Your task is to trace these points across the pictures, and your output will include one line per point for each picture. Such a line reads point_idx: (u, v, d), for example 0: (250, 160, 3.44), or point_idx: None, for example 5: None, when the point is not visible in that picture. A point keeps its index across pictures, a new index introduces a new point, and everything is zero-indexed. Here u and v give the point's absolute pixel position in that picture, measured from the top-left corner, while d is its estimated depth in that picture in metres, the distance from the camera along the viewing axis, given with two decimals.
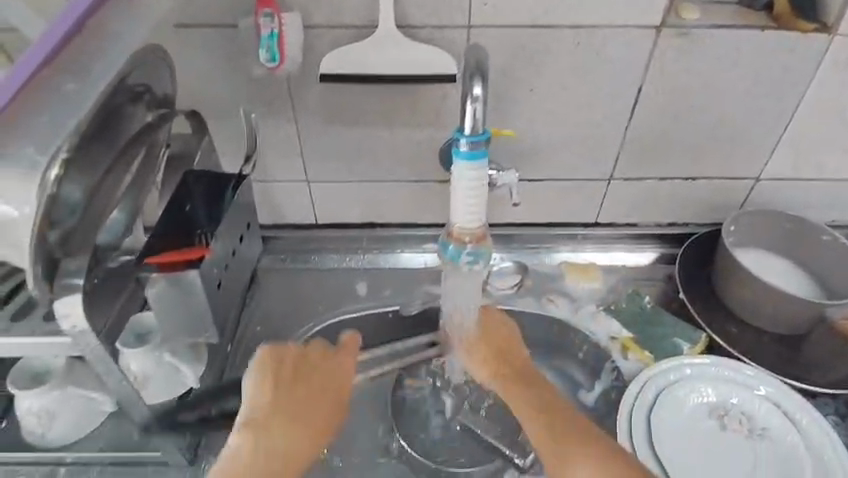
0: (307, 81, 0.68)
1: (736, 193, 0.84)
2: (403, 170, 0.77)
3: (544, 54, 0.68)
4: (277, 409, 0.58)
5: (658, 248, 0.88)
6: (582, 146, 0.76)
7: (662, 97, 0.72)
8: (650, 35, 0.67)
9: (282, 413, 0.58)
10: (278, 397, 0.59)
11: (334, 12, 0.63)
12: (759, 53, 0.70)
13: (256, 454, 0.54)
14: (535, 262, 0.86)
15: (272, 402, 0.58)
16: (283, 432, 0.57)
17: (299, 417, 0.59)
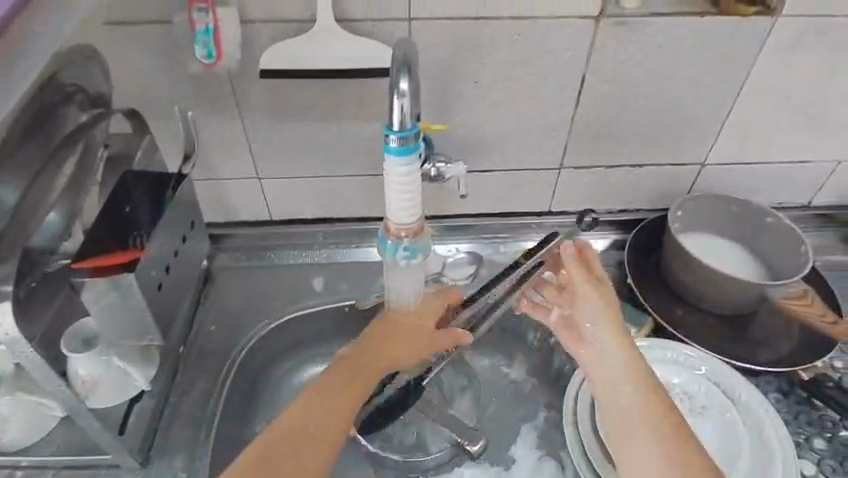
0: (249, 77, 0.67)
1: (684, 178, 0.86)
2: (354, 164, 0.77)
3: (487, 45, 0.68)
4: (372, 351, 0.64)
5: (611, 235, 0.90)
6: (529, 136, 0.77)
7: (606, 86, 0.73)
8: (591, 25, 0.68)
9: (377, 349, 0.65)
10: (377, 344, 0.65)
11: (270, 6, 0.62)
12: (699, 40, 0.71)
13: (347, 374, 0.62)
14: (491, 252, 0.87)
15: (371, 339, 0.65)
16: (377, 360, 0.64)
17: (395, 355, 0.65)
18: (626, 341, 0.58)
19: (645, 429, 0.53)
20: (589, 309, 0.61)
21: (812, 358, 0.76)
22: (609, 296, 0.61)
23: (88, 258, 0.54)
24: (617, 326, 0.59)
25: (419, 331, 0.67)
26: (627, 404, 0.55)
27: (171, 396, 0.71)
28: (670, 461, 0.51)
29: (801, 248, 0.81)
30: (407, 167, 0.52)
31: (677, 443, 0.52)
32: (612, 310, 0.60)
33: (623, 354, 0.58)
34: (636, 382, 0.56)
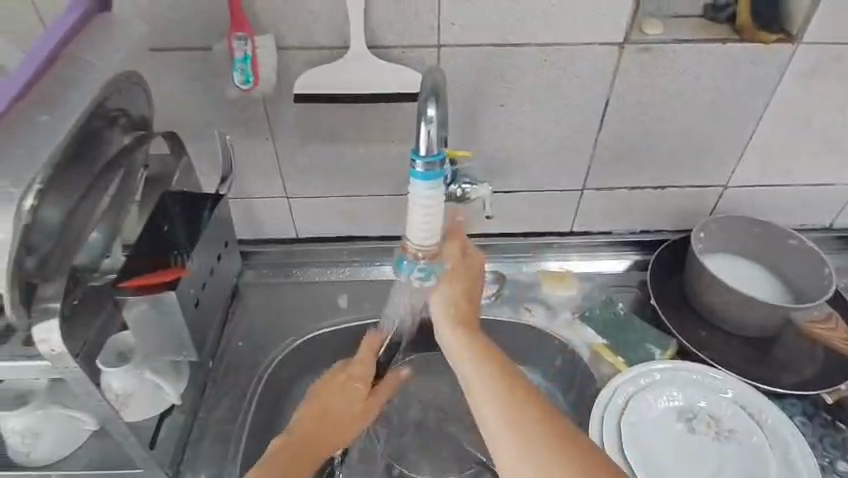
0: (282, 101, 0.69)
1: (705, 200, 0.87)
2: (380, 184, 0.79)
3: (512, 70, 0.69)
4: (324, 412, 0.68)
5: (634, 255, 0.90)
6: (553, 158, 0.78)
7: (629, 109, 0.75)
8: (615, 51, 0.69)
9: (336, 413, 0.69)
10: (338, 403, 0.70)
11: (305, 34, 0.64)
12: (721, 66, 0.72)
13: (315, 425, 0.67)
14: (513, 271, 0.88)
15: (333, 397, 0.69)
16: (337, 421, 0.69)
17: (346, 414, 0.70)
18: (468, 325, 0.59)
19: (485, 403, 0.52)
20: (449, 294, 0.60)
21: (836, 382, 0.75)
22: (471, 274, 0.62)
23: (132, 276, 0.57)
24: (462, 313, 0.60)
25: (360, 389, 0.72)
26: (475, 383, 0.54)
27: (200, 410, 0.72)
28: (513, 430, 0.50)
29: (825, 270, 0.80)
30: (431, 192, 0.53)
31: (524, 423, 0.50)
32: (461, 297, 0.60)
33: (461, 338, 0.57)
34: (476, 362, 0.55)
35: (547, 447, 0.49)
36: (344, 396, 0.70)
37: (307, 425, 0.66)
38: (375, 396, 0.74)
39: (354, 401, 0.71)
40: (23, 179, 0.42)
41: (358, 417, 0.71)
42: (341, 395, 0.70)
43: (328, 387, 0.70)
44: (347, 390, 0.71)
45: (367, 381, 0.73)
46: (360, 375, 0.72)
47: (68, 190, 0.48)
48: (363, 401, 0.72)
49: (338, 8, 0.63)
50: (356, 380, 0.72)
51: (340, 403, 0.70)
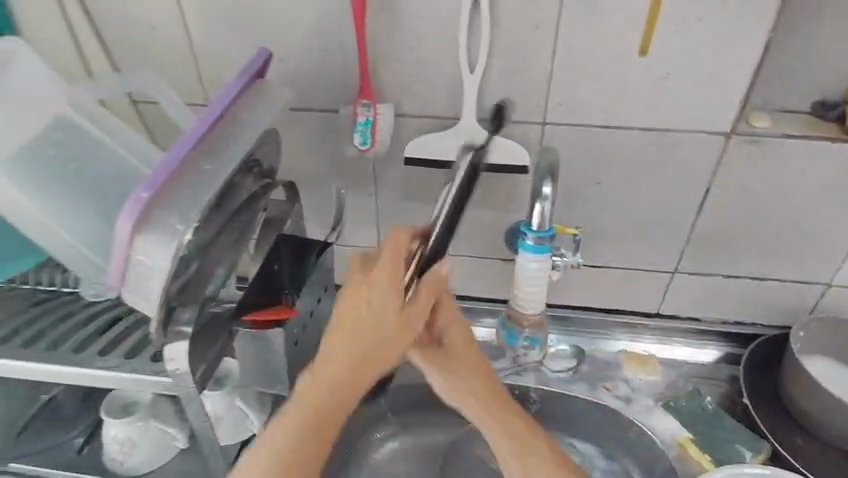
0: (390, 161, 0.75)
1: (807, 297, 0.83)
2: (470, 246, 0.82)
3: (613, 151, 0.72)
4: (362, 336, 0.55)
5: (722, 347, 0.86)
6: (645, 238, 0.78)
7: (730, 198, 0.74)
8: (720, 141, 0.70)
9: (367, 339, 0.55)
10: (364, 335, 0.55)
11: (422, 104, 0.70)
12: (831, 163, 0.71)
13: (342, 359, 0.55)
14: (592, 347, 0.86)
15: (352, 326, 0.55)
16: (375, 353, 0.56)
17: (385, 332, 0.56)
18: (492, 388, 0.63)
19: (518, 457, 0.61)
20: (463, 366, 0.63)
21: None
22: (464, 335, 0.64)
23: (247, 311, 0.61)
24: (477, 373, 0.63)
25: (395, 298, 0.55)
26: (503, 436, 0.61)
27: None
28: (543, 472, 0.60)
29: None
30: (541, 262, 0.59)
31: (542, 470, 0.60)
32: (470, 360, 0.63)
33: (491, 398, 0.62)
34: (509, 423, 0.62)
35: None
36: (361, 318, 0.54)
37: (333, 361, 0.55)
38: (415, 303, 0.57)
39: (383, 307, 0.55)
40: (186, 217, 0.48)
41: (392, 347, 0.57)
42: (368, 287, 0.55)
43: (346, 317, 0.55)
44: (373, 302, 0.55)
45: (399, 294, 0.55)
46: (388, 288, 0.55)
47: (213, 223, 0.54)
48: (401, 318, 0.56)
49: (455, 85, 0.69)
50: (376, 300, 0.55)
51: (363, 337, 0.55)
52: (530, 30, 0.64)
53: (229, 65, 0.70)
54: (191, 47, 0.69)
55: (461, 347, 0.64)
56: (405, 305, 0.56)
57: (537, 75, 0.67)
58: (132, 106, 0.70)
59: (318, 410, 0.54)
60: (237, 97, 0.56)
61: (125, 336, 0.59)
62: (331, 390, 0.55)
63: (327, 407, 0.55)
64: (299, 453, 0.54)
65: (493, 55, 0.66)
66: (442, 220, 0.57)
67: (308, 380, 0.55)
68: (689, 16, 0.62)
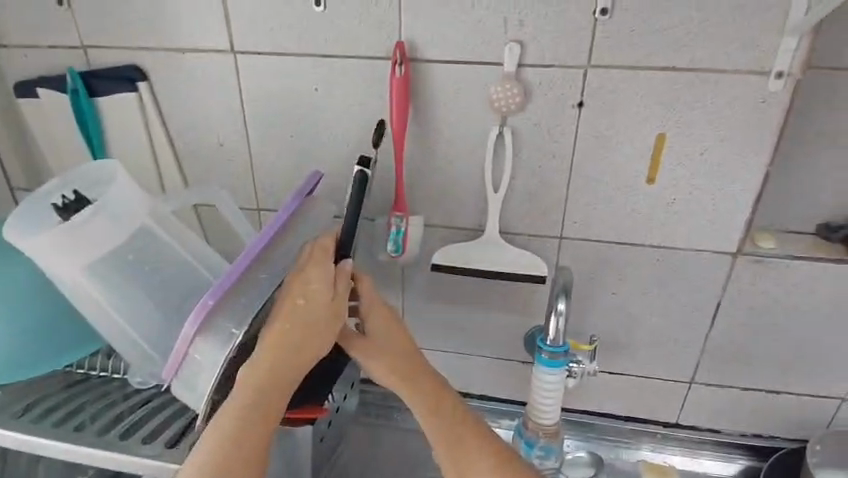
0: (419, 265, 0.82)
1: (828, 414, 0.83)
2: (490, 347, 0.86)
3: (626, 265, 0.77)
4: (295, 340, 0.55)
5: (743, 460, 0.86)
6: (660, 348, 0.81)
7: (742, 313, 0.77)
8: (728, 260, 0.75)
9: (305, 327, 0.55)
10: (296, 336, 0.54)
11: (450, 216, 0.78)
12: (838, 284, 0.74)
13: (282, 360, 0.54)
14: (611, 455, 0.87)
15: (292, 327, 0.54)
16: (310, 350, 0.55)
17: (319, 338, 0.56)
18: (458, 415, 0.63)
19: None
20: (430, 397, 0.63)
21: None
22: (387, 318, 0.65)
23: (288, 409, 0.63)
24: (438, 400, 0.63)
25: (324, 305, 0.56)
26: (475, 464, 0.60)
27: None
28: None
29: None
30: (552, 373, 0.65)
31: None
32: (430, 392, 0.63)
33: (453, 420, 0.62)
34: (484, 454, 0.60)
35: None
36: (302, 323, 0.55)
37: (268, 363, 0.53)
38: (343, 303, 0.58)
39: (317, 292, 0.56)
40: (240, 321, 0.53)
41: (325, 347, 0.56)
42: (301, 293, 0.55)
43: (283, 321, 0.54)
44: (301, 307, 0.55)
45: (328, 291, 0.56)
46: (320, 287, 0.56)
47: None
48: (330, 322, 0.57)
49: (481, 201, 0.76)
50: (307, 304, 0.55)
51: (306, 310, 0.55)
52: (548, 157, 0.72)
53: (281, 176, 0.80)
54: (251, 160, 0.80)
55: (379, 325, 0.64)
56: (335, 293, 0.57)
57: (554, 195, 0.74)
58: (193, 211, 0.79)
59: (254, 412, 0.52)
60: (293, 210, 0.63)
61: (165, 426, 0.63)
62: (262, 375, 0.53)
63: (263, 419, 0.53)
64: None
65: (515, 178, 0.74)
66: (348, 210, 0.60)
67: (253, 376, 0.53)
68: (692, 151, 0.69)
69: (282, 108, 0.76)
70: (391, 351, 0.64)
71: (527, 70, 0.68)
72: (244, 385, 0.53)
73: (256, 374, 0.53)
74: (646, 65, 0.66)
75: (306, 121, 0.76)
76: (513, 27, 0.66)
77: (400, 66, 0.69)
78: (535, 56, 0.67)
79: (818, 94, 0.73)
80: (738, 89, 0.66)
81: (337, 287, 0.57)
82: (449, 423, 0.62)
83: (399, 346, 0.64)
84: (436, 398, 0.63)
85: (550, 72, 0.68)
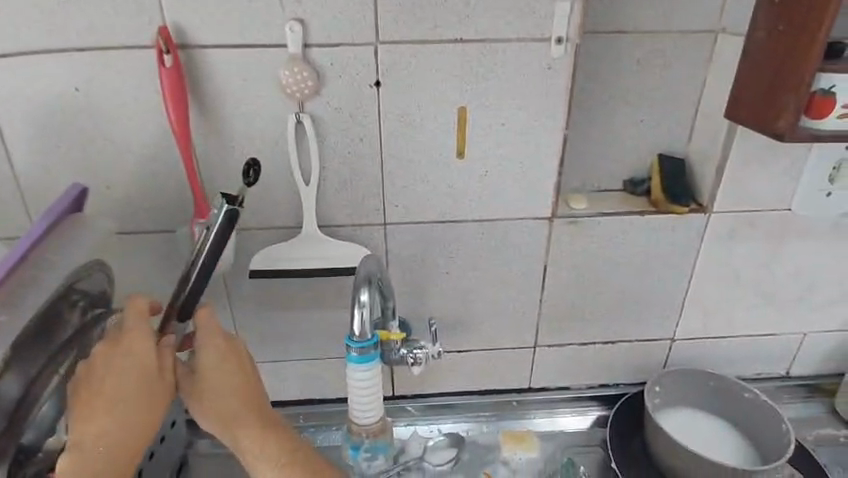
0: (241, 274, 0.75)
1: (657, 353, 0.90)
2: (337, 347, 0.81)
3: (454, 243, 0.76)
4: (120, 406, 0.53)
5: (594, 411, 0.91)
6: (501, 318, 0.82)
7: (567, 273, 0.80)
8: (546, 224, 0.77)
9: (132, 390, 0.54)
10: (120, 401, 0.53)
11: (264, 217, 0.72)
12: (644, 234, 0.80)
13: (105, 435, 0.52)
14: (475, 431, 0.87)
15: (112, 393, 0.53)
16: (142, 413, 0.55)
17: (147, 397, 0.55)
18: (292, 457, 0.59)
19: None
20: (264, 441, 0.58)
21: None
22: (227, 357, 0.60)
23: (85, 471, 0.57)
24: (273, 442, 0.59)
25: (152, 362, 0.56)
26: None
27: None
28: None
29: (783, 426, 0.81)
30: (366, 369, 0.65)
31: None
32: (265, 435, 0.59)
33: (288, 464, 0.58)
34: None
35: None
36: (118, 386, 0.54)
37: (97, 435, 0.52)
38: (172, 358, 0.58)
39: (132, 355, 0.55)
40: None
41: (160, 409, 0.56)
42: (119, 357, 0.54)
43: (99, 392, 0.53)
44: (118, 371, 0.54)
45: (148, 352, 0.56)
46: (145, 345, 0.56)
47: (25, 370, 0.52)
48: (158, 380, 0.56)
49: (294, 196, 0.71)
50: (125, 367, 0.54)
51: (121, 375, 0.54)
52: (356, 143, 0.69)
53: (56, 195, 0.69)
54: (14, 181, 0.67)
55: (215, 363, 0.59)
56: (158, 352, 0.57)
57: (370, 180, 0.71)
58: None
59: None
60: (42, 238, 0.54)
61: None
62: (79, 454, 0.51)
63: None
64: None
65: (326, 167, 0.70)
66: (198, 267, 0.58)
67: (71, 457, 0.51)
68: (493, 121, 0.69)
69: (39, 115, 0.64)
70: (223, 396, 0.59)
71: (314, 51, 0.64)
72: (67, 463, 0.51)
73: (77, 455, 0.51)
74: (434, 38, 0.64)
75: (73, 127, 0.65)
76: (290, 4, 0.61)
77: (167, 54, 0.61)
78: (319, 35, 0.63)
79: (602, 58, 0.78)
80: (525, 57, 0.67)
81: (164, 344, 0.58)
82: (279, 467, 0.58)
83: (239, 385, 0.59)
84: (267, 441, 0.59)
85: (338, 51, 0.64)
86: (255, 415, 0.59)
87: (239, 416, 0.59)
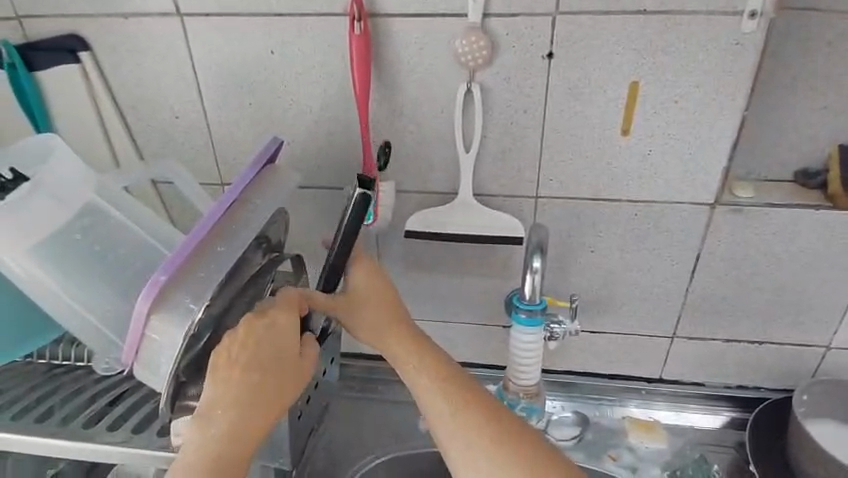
0: (393, 233, 0.79)
1: (809, 360, 0.83)
2: (471, 313, 0.84)
3: (603, 222, 0.75)
4: (252, 392, 0.53)
5: (729, 412, 0.86)
6: (641, 303, 0.80)
7: (721, 264, 0.76)
8: (706, 211, 0.73)
9: (268, 374, 0.54)
10: (252, 378, 0.53)
11: (421, 180, 0.75)
12: (816, 230, 0.73)
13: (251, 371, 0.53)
14: (597, 413, 0.86)
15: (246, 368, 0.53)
16: (264, 400, 0.54)
17: (275, 383, 0.55)
18: (438, 367, 0.61)
19: (475, 426, 0.57)
20: (412, 351, 0.62)
21: None
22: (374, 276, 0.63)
23: None
24: (420, 352, 0.62)
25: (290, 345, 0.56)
26: (454, 413, 0.58)
27: None
28: (501, 447, 0.56)
29: None
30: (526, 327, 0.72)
31: (498, 440, 0.57)
32: (411, 346, 0.62)
33: (434, 373, 0.61)
34: (461, 402, 0.59)
35: (513, 459, 0.55)
36: (269, 340, 0.54)
37: (221, 408, 0.52)
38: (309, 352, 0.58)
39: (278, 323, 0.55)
40: (198, 299, 0.51)
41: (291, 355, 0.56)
42: (260, 330, 0.54)
43: (239, 365, 0.53)
44: (256, 347, 0.53)
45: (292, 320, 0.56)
46: (288, 325, 0.56)
47: (220, 302, 0.55)
48: (290, 347, 0.56)
49: (453, 162, 0.73)
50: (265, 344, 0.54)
51: (270, 341, 0.54)
52: (519, 114, 0.70)
53: (243, 148, 0.77)
54: (208, 132, 0.76)
55: (361, 281, 0.63)
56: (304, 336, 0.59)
57: (527, 153, 0.72)
58: (155, 190, 0.77)
59: (208, 468, 0.51)
60: (247, 185, 0.60)
61: (155, 415, 0.64)
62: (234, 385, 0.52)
63: (232, 430, 0.52)
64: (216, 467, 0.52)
65: (488, 136, 0.71)
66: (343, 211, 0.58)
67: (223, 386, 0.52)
68: (665, 99, 0.67)
69: (238, 74, 0.71)
70: (371, 310, 0.62)
71: (493, 20, 0.65)
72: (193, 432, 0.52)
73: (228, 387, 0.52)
74: (615, 10, 0.63)
75: (263, 87, 0.72)
76: None
77: (358, 22, 0.65)
78: (500, 5, 0.64)
79: (790, 35, 0.71)
80: (711, 32, 0.63)
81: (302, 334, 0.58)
82: (427, 376, 0.61)
83: (386, 304, 0.63)
84: (414, 350, 0.62)
85: (516, 22, 0.64)
86: (402, 328, 0.63)
87: (388, 330, 0.63)
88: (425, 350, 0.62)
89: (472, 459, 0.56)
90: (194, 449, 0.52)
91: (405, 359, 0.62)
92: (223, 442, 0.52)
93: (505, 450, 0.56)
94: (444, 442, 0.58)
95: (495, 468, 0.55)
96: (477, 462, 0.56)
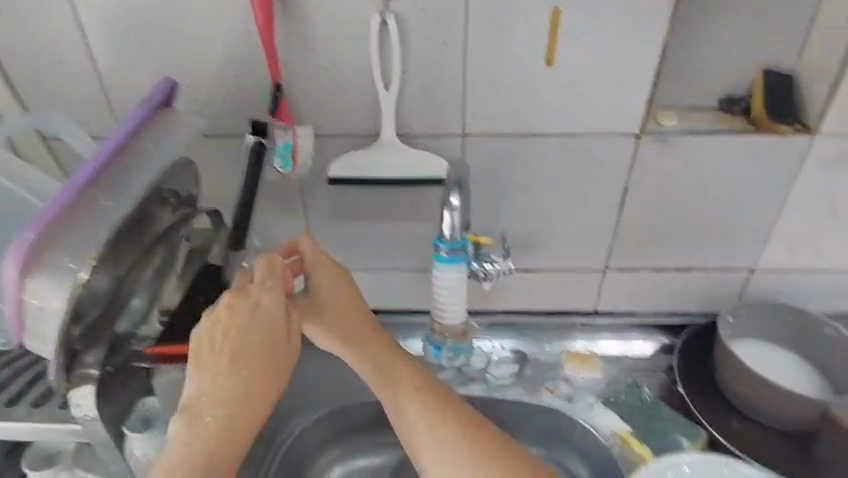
0: (317, 180, 0.75)
1: (733, 284, 0.86)
2: (406, 259, 0.82)
3: (531, 157, 0.73)
4: (238, 382, 0.56)
5: (660, 338, 0.89)
6: (573, 237, 0.80)
7: (648, 193, 0.77)
8: (632, 141, 0.72)
9: (251, 363, 0.57)
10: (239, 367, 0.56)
11: (341, 123, 0.71)
12: (738, 155, 0.74)
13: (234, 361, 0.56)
14: (536, 349, 0.88)
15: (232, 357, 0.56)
16: (251, 387, 0.57)
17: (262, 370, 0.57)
18: (410, 373, 0.65)
19: (448, 426, 0.62)
20: (385, 359, 0.65)
21: None
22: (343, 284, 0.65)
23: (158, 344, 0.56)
24: (391, 361, 0.65)
25: (275, 330, 0.58)
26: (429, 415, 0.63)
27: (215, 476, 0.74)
28: (472, 444, 0.61)
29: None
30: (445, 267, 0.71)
31: (469, 439, 0.61)
32: (383, 354, 0.65)
33: (408, 380, 0.65)
34: (434, 406, 0.63)
35: (483, 452, 0.61)
36: (250, 323, 0.57)
37: (208, 397, 0.55)
38: (295, 333, 0.60)
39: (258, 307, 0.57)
40: (82, 261, 0.46)
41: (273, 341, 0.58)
42: (242, 316, 0.56)
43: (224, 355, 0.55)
44: (238, 331, 0.56)
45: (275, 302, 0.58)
46: (272, 306, 0.58)
47: (114, 265, 0.51)
48: (274, 330, 0.58)
49: (372, 101, 0.69)
50: (248, 327, 0.57)
51: (253, 325, 0.57)
52: (438, 46, 0.66)
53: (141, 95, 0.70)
54: (99, 78, 0.68)
55: (327, 288, 0.64)
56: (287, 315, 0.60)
57: (450, 87, 0.68)
58: (43, 145, 0.69)
59: (199, 458, 0.53)
60: (137, 131, 0.54)
61: None
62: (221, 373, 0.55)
63: (219, 422, 0.55)
64: (206, 457, 0.54)
65: (407, 72, 0.67)
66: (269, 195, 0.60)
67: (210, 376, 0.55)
68: (586, 23, 0.64)
69: (123, 10, 0.64)
70: (343, 317, 0.65)
71: None
72: (182, 422, 0.54)
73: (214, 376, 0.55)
74: None
75: (154, 23, 0.64)
76: None
77: None
78: None
79: None
80: None
81: (288, 311, 0.60)
82: (401, 383, 0.64)
83: (355, 310, 0.66)
84: (386, 359, 0.65)
85: None
86: (373, 336, 0.66)
87: (361, 338, 0.65)
88: (398, 357, 0.66)
89: (446, 455, 0.61)
90: (182, 440, 0.53)
91: (377, 367, 0.65)
92: (210, 433, 0.54)
93: (475, 447, 0.61)
94: (416, 444, 0.63)
95: (466, 464, 0.60)
96: (448, 459, 0.61)
